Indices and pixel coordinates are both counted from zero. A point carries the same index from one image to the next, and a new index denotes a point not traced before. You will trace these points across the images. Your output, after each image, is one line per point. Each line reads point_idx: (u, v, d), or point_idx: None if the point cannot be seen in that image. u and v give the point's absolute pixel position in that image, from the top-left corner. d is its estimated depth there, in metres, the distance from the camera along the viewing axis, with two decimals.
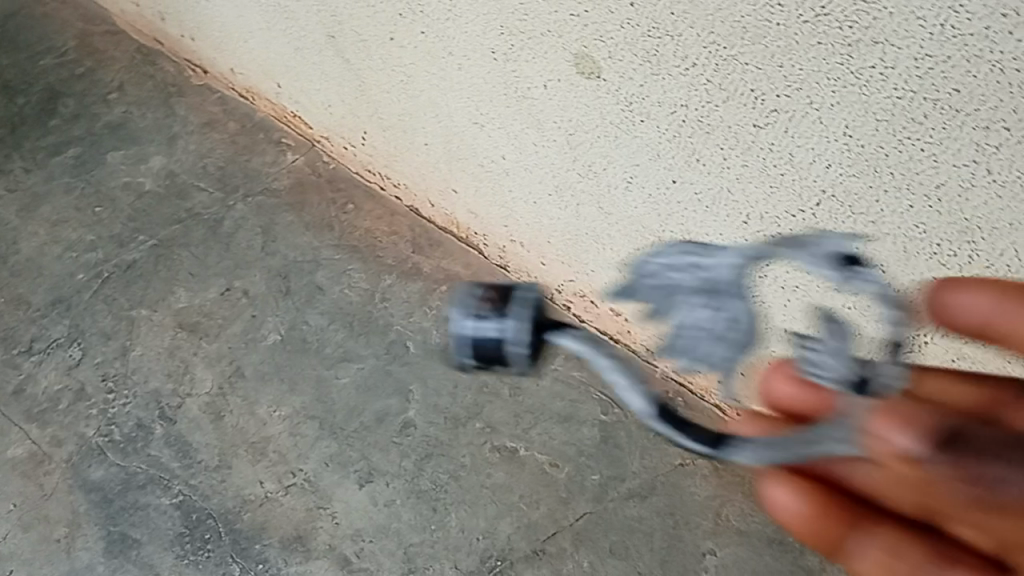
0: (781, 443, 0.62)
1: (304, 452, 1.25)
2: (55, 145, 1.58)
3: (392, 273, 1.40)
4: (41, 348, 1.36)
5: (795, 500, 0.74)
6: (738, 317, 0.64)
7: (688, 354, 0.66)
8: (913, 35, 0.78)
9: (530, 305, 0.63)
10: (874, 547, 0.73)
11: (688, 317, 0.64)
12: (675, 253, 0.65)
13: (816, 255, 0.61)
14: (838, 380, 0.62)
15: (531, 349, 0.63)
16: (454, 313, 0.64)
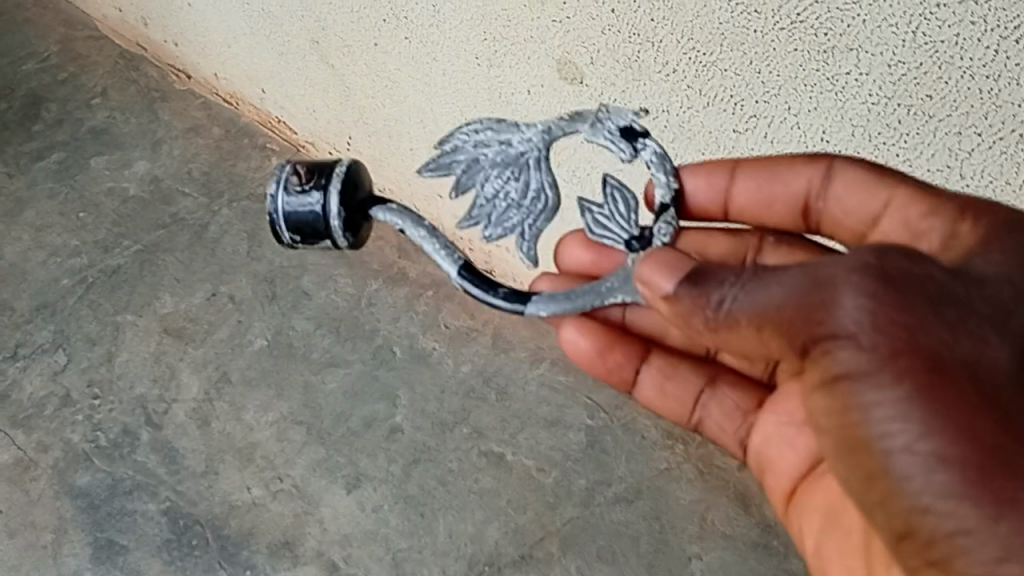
0: (567, 291, 0.80)
1: (291, 458, 1.26)
2: (38, 150, 1.57)
3: (379, 279, 1.40)
4: (26, 354, 1.36)
5: (586, 341, 0.86)
6: (533, 186, 0.82)
7: (491, 219, 0.83)
8: (886, 42, 0.80)
9: (336, 178, 0.80)
10: (650, 374, 0.89)
11: (491, 186, 0.82)
12: (480, 132, 0.84)
13: (603, 129, 0.83)
14: (624, 234, 0.82)
15: (340, 216, 0.80)
16: (273, 189, 0.81)
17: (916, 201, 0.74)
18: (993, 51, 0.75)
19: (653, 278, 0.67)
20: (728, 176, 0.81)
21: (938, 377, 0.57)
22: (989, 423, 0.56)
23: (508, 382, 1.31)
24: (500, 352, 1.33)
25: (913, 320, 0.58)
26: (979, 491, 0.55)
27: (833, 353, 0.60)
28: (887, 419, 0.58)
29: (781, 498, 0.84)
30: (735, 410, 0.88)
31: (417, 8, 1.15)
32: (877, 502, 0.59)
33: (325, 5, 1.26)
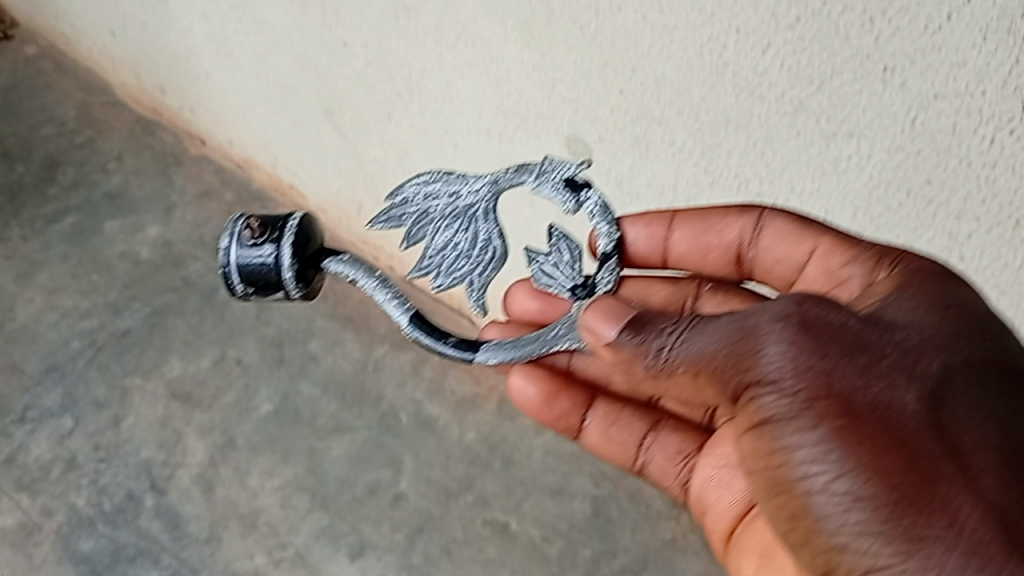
0: (514, 339, 0.83)
1: (295, 525, 1.25)
2: (53, 214, 1.60)
3: (385, 344, 1.41)
4: (34, 417, 1.36)
5: (532, 389, 0.90)
6: (483, 237, 0.83)
7: (441, 268, 0.83)
8: (886, 130, 0.82)
9: (290, 232, 0.80)
10: (596, 420, 0.92)
11: (441, 237, 0.83)
12: (428, 188, 0.84)
13: (547, 181, 0.82)
14: (569, 282, 0.82)
15: (293, 268, 0.80)
16: (225, 242, 0.81)
17: (838, 250, 0.77)
18: (989, 141, 0.76)
19: (596, 326, 0.69)
20: (665, 227, 0.83)
21: (853, 424, 0.59)
22: (904, 466, 0.58)
23: (513, 449, 1.31)
24: (505, 419, 1.33)
25: (828, 367, 0.60)
26: (892, 529, 0.57)
27: (755, 398, 0.62)
28: (807, 460, 0.60)
29: (720, 541, 0.87)
30: (676, 453, 0.91)
31: (430, 83, 1.17)
32: (804, 538, 0.62)
33: (340, 79, 1.28)
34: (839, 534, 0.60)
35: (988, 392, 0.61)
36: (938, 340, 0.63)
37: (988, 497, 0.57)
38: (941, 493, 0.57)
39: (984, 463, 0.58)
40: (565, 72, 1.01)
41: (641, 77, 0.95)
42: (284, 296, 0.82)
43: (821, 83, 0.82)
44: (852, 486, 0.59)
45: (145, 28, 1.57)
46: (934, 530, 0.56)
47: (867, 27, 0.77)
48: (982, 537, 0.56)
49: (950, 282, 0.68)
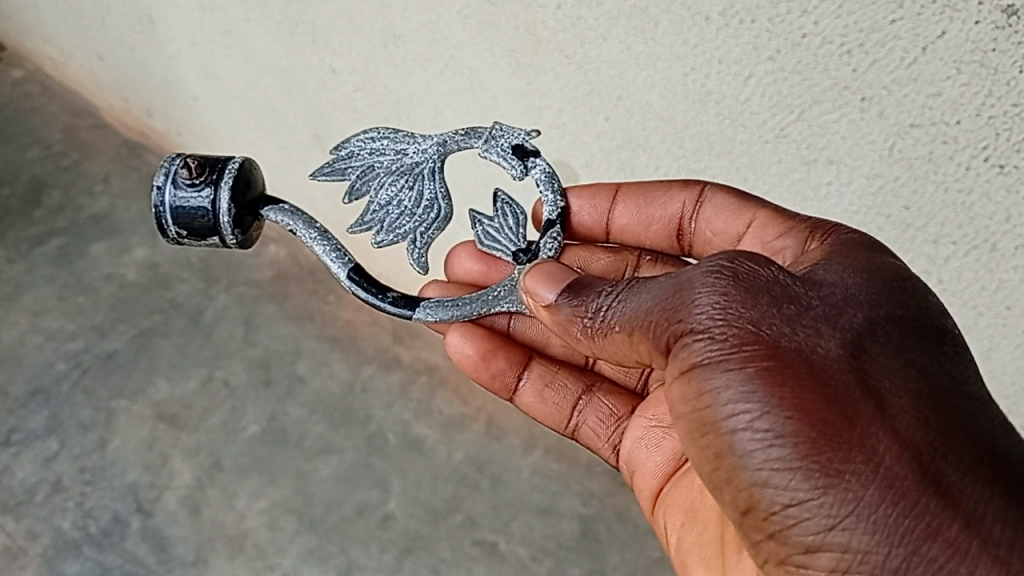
0: (454, 300, 0.84)
1: (283, 547, 1.25)
2: (38, 236, 1.60)
3: (372, 364, 1.42)
4: (19, 439, 1.36)
5: (470, 347, 0.88)
6: (428, 196, 0.84)
7: (383, 224, 0.84)
8: (865, 156, 0.85)
9: (227, 175, 0.81)
10: (531, 380, 0.91)
11: (386, 193, 0.84)
12: (374, 142, 0.86)
13: (495, 147, 0.85)
14: (513, 246, 0.85)
15: (229, 213, 0.81)
16: (162, 182, 0.81)
17: (769, 221, 0.79)
18: (964, 168, 0.79)
19: (537, 288, 0.70)
20: (609, 202, 0.87)
21: (778, 366, 0.57)
22: (828, 407, 0.56)
23: (501, 469, 1.32)
24: (493, 439, 1.34)
25: (758, 316, 0.58)
26: (811, 466, 0.55)
27: (683, 344, 0.60)
28: (732, 403, 0.57)
29: (648, 500, 0.84)
30: (609, 416, 0.89)
31: (418, 108, 1.19)
32: (725, 482, 0.59)
33: (328, 104, 1.30)
34: (760, 476, 0.57)
35: (910, 345, 0.61)
36: (862, 297, 0.63)
37: (906, 438, 0.56)
38: (862, 433, 0.56)
39: (901, 406, 0.57)
40: (551, 99, 1.04)
41: (626, 104, 0.98)
42: (220, 241, 0.83)
43: (801, 112, 0.86)
44: (774, 426, 0.56)
45: (133, 53, 1.58)
46: (851, 467, 0.55)
47: (844, 59, 0.80)
48: (898, 472, 0.55)
49: (877, 253, 0.68)
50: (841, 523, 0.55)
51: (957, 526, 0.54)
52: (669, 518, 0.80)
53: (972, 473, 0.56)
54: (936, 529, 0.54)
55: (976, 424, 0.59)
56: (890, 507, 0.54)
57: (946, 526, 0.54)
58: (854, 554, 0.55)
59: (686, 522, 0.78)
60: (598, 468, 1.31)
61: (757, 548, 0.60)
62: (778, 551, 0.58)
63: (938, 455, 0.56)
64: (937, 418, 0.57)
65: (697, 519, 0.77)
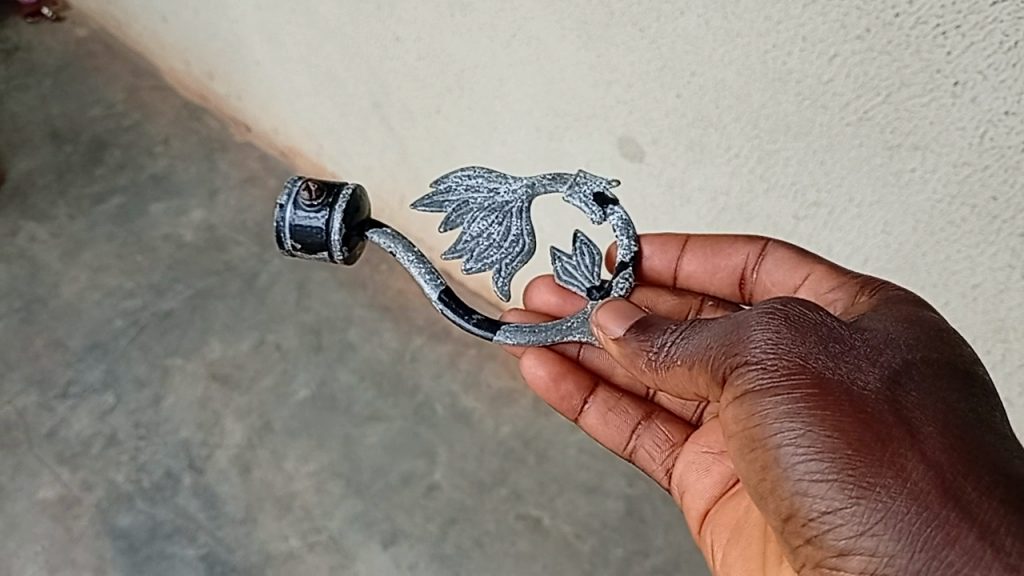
0: (532, 325, 0.84)
1: (330, 510, 1.27)
2: (98, 194, 1.63)
3: (422, 335, 1.43)
4: (76, 392, 1.39)
5: (542, 368, 0.89)
6: (514, 232, 0.84)
7: (473, 253, 0.84)
8: (953, 144, 0.82)
9: (342, 200, 0.81)
10: (595, 406, 0.90)
11: (477, 226, 0.84)
12: (471, 178, 0.86)
13: (578, 193, 0.84)
14: (586, 283, 0.83)
15: (340, 233, 0.81)
16: (281, 199, 0.82)
17: (824, 279, 0.77)
18: None
19: (607, 323, 0.70)
20: (678, 249, 0.86)
21: (821, 391, 0.57)
22: (863, 427, 0.55)
23: (548, 445, 1.31)
24: (540, 415, 1.34)
25: (806, 350, 0.58)
26: (844, 478, 0.55)
27: (736, 370, 0.60)
28: (776, 420, 0.57)
29: (695, 520, 0.82)
30: (664, 442, 0.88)
31: (481, 78, 1.18)
32: (769, 492, 0.58)
33: (390, 72, 1.30)
34: (800, 486, 0.56)
35: (952, 387, 0.59)
36: (905, 340, 0.61)
37: (933, 460, 0.54)
38: (895, 453, 0.55)
39: (935, 434, 0.56)
40: (621, 73, 1.02)
41: (699, 81, 0.96)
42: (328, 258, 0.83)
43: (888, 94, 0.83)
44: (813, 443, 0.56)
45: (196, 15, 1.59)
46: (882, 480, 0.54)
47: (939, 41, 0.77)
48: (923, 487, 0.54)
49: (924, 307, 0.66)
50: (869, 530, 0.54)
51: (975, 535, 0.52)
52: (715, 534, 0.79)
53: (998, 493, 0.53)
54: (954, 538, 0.52)
55: (1012, 462, 0.56)
56: (915, 518, 0.53)
57: (964, 536, 0.52)
58: (880, 559, 0.54)
59: (730, 538, 0.77)
60: None
61: (796, 559, 0.59)
62: (813, 559, 0.57)
63: (962, 475, 0.54)
64: (968, 445, 0.56)
65: (740, 535, 0.76)
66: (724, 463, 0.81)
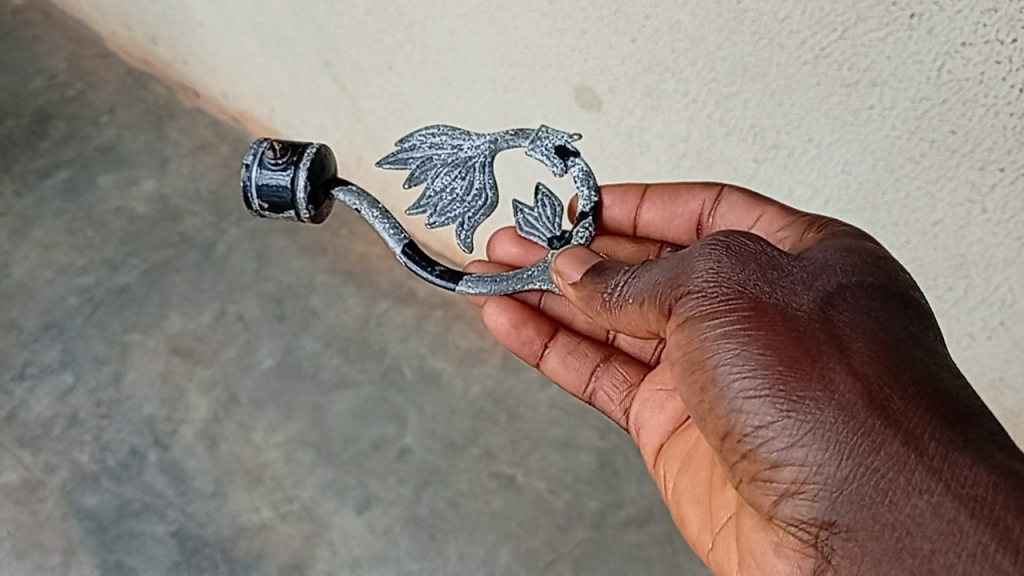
0: (494, 275, 0.83)
1: (301, 479, 1.25)
2: (45, 168, 1.57)
3: (387, 298, 1.40)
4: (33, 373, 1.35)
5: (504, 317, 0.87)
6: (477, 185, 0.82)
7: (436, 207, 0.83)
8: (911, 79, 0.80)
9: (307, 157, 0.80)
10: (555, 352, 0.89)
11: (440, 181, 0.83)
12: (434, 134, 0.85)
13: (540, 147, 0.82)
14: (547, 234, 0.82)
15: (306, 190, 0.80)
16: (246, 160, 0.81)
17: (778, 220, 0.77)
18: (1018, 90, 0.75)
19: (566, 269, 0.73)
20: (637, 199, 0.85)
21: (756, 313, 0.60)
22: (795, 344, 0.59)
23: (518, 403, 1.31)
24: (510, 373, 1.33)
25: (744, 277, 0.62)
26: (776, 393, 0.59)
27: (679, 300, 0.63)
28: (712, 341, 0.61)
29: (650, 455, 0.83)
30: (622, 383, 0.87)
31: (432, 32, 1.14)
32: (707, 411, 0.62)
33: (338, 29, 1.25)
34: (735, 404, 0.60)
35: (886, 306, 0.62)
36: (843, 266, 0.64)
37: (861, 372, 0.58)
38: (824, 366, 0.58)
39: (866, 349, 0.59)
40: (574, 20, 0.99)
41: (654, 25, 0.93)
42: (295, 216, 0.82)
43: (844, 30, 0.81)
44: (747, 361, 0.59)
45: None
46: (811, 393, 0.58)
47: None
48: (850, 398, 0.57)
49: (869, 238, 0.68)
50: (799, 441, 0.58)
51: (899, 441, 0.56)
52: (668, 467, 0.81)
53: (924, 401, 0.57)
54: (880, 444, 0.56)
55: (942, 375, 0.59)
56: (842, 426, 0.57)
57: (888, 442, 0.56)
58: (810, 467, 0.58)
59: (682, 468, 0.79)
60: None
61: (735, 472, 0.63)
62: (750, 471, 0.61)
63: (888, 386, 0.57)
64: (898, 358, 0.59)
65: (691, 465, 0.78)
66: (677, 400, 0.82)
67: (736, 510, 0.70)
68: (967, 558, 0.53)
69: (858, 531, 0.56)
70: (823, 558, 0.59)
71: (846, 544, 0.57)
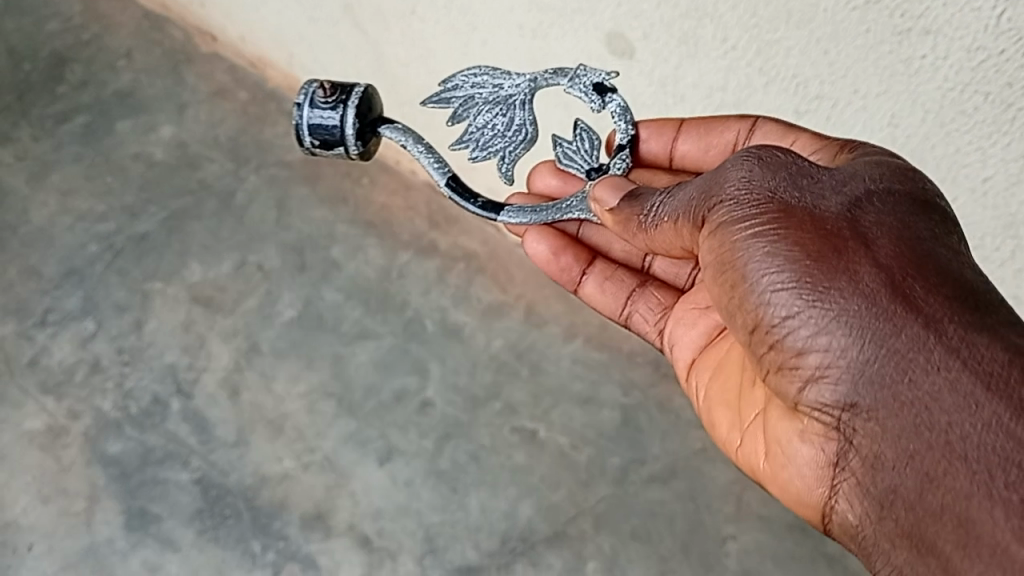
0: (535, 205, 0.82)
1: (322, 430, 1.25)
2: (62, 113, 1.55)
3: (409, 250, 1.38)
4: (55, 320, 1.35)
5: (542, 245, 0.86)
6: (518, 121, 0.80)
7: (478, 142, 0.81)
8: (967, 27, 0.77)
9: (355, 96, 0.78)
10: (593, 278, 0.88)
11: (481, 118, 0.81)
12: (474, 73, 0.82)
13: (579, 83, 0.80)
14: (586, 165, 0.82)
15: (354, 128, 0.78)
16: (296, 100, 0.78)
17: (814, 143, 0.75)
18: None
19: (604, 196, 0.74)
20: (674, 130, 0.83)
21: (785, 214, 0.62)
22: (822, 239, 0.60)
23: (541, 358, 1.29)
24: (532, 327, 1.32)
25: (776, 183, 0.63)
26: (803, 283, 0.60)
27: (713, 208, 0.64)
28: (742, 240, 0.62)
29: (682, 368, 0.82)
30: (658, 306, 0.86)
31: None
32: (737, 306, 0.64)
33: None
34: (763, 297, 0.62)
35: (914, 207, 0.62)
36: (871, 174, 0.65)
37: (885, 264, 0.59)
38: (848, 256, 0.60)
39: (892, 244, 0.60)
40: None
41: None
42: (344, 155, 0.80)
43: None
44: (778, 257, 0.61)
45: None
46: (837, 283, 0.59)
47: None
48: (874, 287, 0.59)
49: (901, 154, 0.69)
50: (824, 329, 0.59)
51: (920, 323, 0.57)
52: (699, 377, 0.79)
53: (946, 288, 0.58)
54: (901, 327, 0.57)
55: (965, 269, 0.60)
56: (864, 311, 0.58)
57: (909, 326, 0.57)
58: (833, 353, 0.59)
59: (712, 376, 0.78)
60: (639, 360, 1.29)
61: (761, 365, 0.64)
62: (776, 361, 0.63)
63: (911, 276, 0.58)
64: (924, 250, 0.60)
65: (722, 375, 0.77)
66: (711, 315, 0.80)
67: (763, 405, 0.70)
68: (982, 429, 0.54)
69: (879, 411, 0.57)
70: (845, 440, 0.60)
71: (867, 424, 0.58)
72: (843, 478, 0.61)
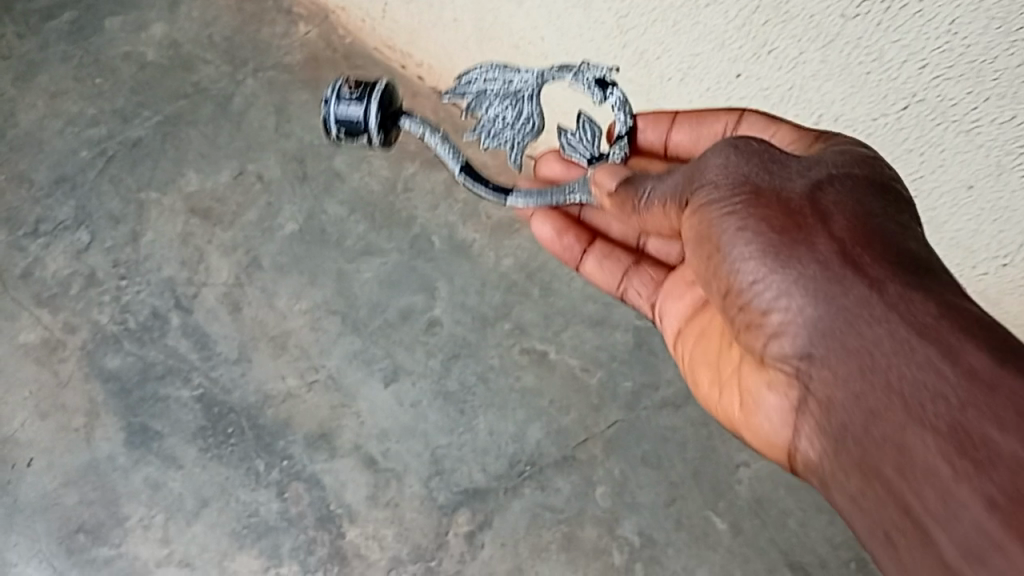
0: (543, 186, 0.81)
1: (326, 348, 1.22)
2: (47, 9, 1.45)
3: (415, 162, 1.32)
4: (47, 231, 1.30)
5: (546, 227, 0.85)
6: (527, 114, 0.83)
7: (489, 133, 0.83)
8: None
9: (378, 88, 0.77)
10: (593, 259, 0.86)
11: (492, 110, 0.83)
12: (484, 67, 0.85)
13: (582, 77, 0.82)
14: (587, 153, 0.82)
15: (378, 119, 0.77)
16: (323, 96, 0.77)
17: (791, 136, 0.71)
18: None
19: (602, 179, 0.73)
20: (667, 121, 0.82)
21: (754, 195, 0.59)
22: (785, 210, 0.58)
23: (553, 277, 1.25)
24: (544, 245, 1.26)
25: (750, 169, 0.61)
26: (765, 247, 0.57)
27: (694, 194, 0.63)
28: (717, 218, 0.60)
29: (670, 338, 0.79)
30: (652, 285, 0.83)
31: None
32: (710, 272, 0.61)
33: None
34: (731, 264, 0.59)
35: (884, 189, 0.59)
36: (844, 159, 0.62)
37: (841, 229, 0.56)
38: (804, 225, 0.56)
39: (852, 214, 0.56)
40: None
41: None
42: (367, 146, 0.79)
43: None
44: (745, 228, 0.58)
45: None
46: (796, 248, 0.56)
47: None
48: (829, 250, 0.55)
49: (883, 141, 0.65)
50: (783, 291, 0.56)
51: (867, 282, 0.53)
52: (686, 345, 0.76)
53: (894, 253, 0.54)
54: (849, 287, 0.53)
55: (913, 243, 0.56)
56: (817, 272, 0.55)
57: (857, 284, 0.53)
58: (790, 314, 0.56)
59: (697, 344, 0.74)
60: None
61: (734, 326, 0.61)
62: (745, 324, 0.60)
63: (865, 240, 0.55)
64: (877, 224, 0.56)
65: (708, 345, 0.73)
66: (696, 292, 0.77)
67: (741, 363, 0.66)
68: (917, 367, 0.48)
69: (829, 359, 0.53)
70: (805, 391, 0.56)
71: (822, 376, 0.54)
72: (806, 427, 0.56)
